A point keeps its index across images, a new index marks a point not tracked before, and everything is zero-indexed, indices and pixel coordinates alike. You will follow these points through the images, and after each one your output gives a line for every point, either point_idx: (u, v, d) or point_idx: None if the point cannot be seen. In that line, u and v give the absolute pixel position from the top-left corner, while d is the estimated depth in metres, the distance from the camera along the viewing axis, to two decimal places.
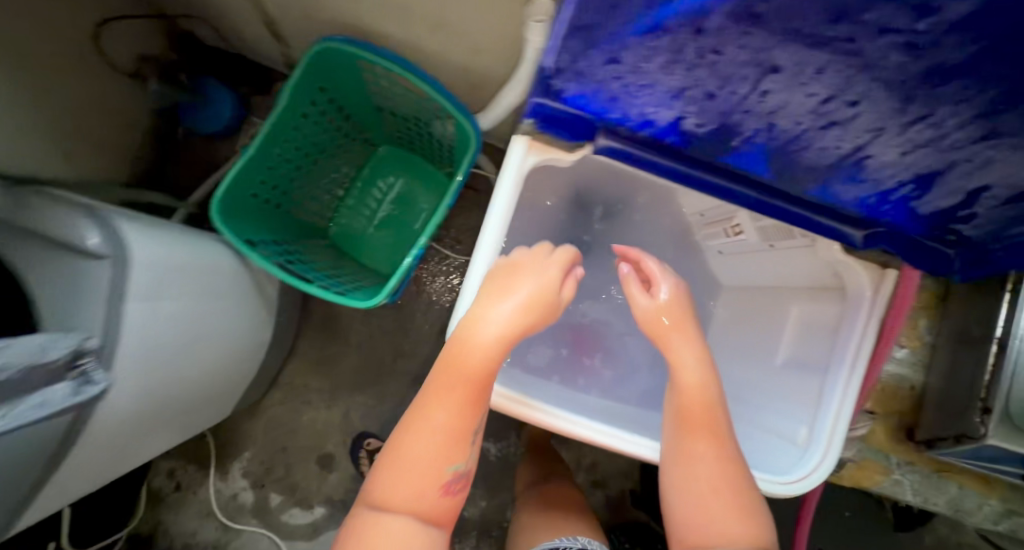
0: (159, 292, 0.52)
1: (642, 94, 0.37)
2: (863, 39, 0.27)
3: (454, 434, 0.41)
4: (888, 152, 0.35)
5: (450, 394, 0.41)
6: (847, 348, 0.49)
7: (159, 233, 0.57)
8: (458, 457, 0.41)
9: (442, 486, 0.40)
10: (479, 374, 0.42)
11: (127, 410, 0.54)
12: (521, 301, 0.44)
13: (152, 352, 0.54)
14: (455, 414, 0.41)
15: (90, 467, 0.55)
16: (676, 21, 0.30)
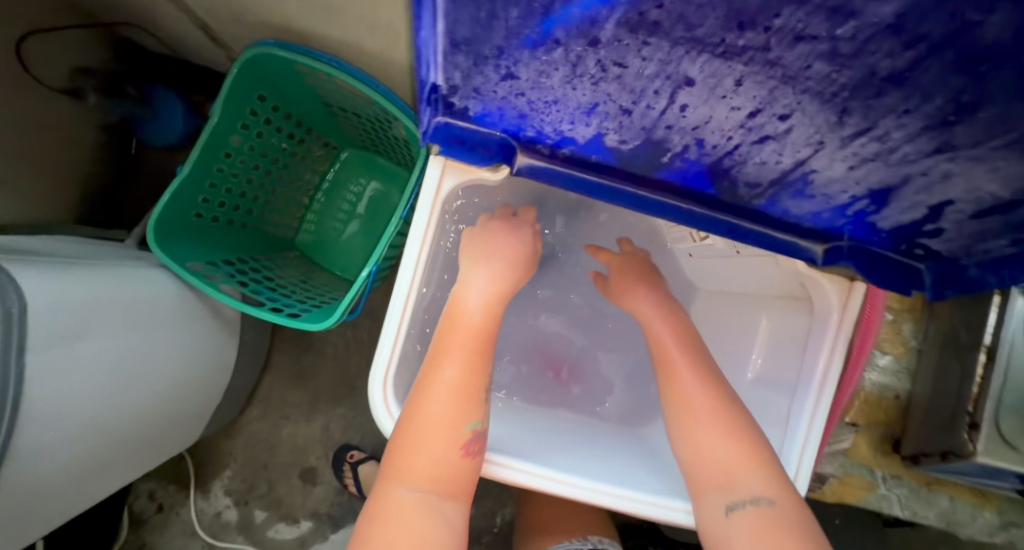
0: (63, 338, 0.49)
1: (551, 111, 0.32)
2: (780, 48, 0.23)
3: (463, 392, 0.39)
4: (833, 167, 0.30)
5: (455, 352, 0.41)
6: (814, 372, 0.44)
7: (71, 271, 0.54)
8: (474, 414, 0.39)
9: (464, 449, 0.38)
10: (479, 329, 0.42)
11: (63, 458, 0.53)
12: (508, 258, 0.46)
13: (76, 397, 0.52)
14: (464, 373, 0.40)
15: (40, 516, 0.54)
16: (565, 32, 0.25)
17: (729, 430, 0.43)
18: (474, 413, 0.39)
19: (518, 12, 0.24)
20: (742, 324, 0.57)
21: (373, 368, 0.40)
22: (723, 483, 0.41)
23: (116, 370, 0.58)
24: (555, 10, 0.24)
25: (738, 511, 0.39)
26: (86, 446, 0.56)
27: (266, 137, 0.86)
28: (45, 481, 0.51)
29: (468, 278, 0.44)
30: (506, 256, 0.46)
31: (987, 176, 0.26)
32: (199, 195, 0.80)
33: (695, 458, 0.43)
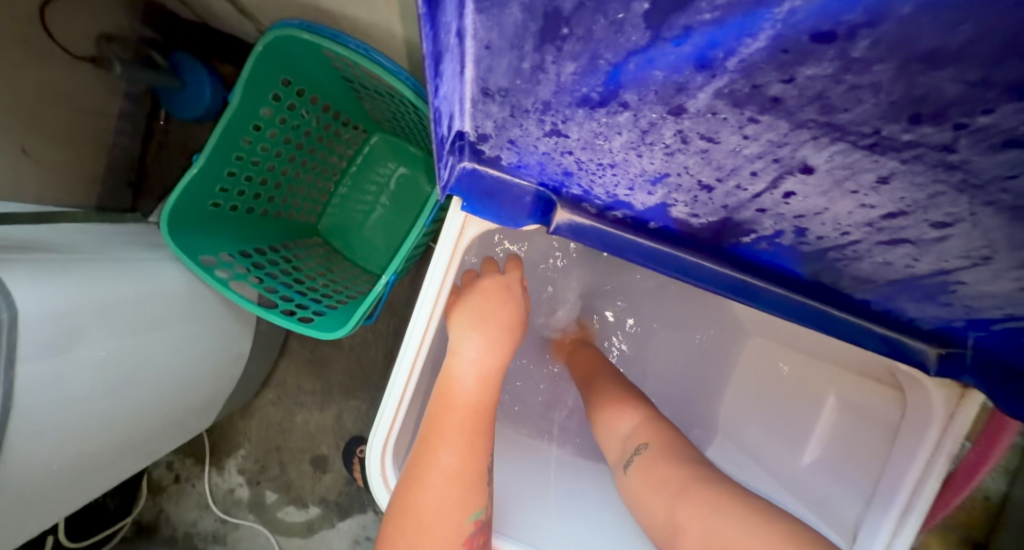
0: (42, 350, 0.47)
1: (604, 174, 0.25)
2: (969, 151, 0.15)
3: (464, 479, 0.35)
4: (993, 284, 0.22)
5: (455, 433, 0.36)
6: (901, 488, 0.36)
7: (61, 274, 0.51)
8: (475, 504, 0.35)
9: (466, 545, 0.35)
10: (480, 405, 0.38)
11: (49, 464, 0.52)
12: (505, 321, 0.41)
13: (58, 408, 0.50)
14: (461, 461, 0.36)
15: (35, 512, 0.54)
16: (639, 95, 0.18)
17: (612, 401, 0.48)
18: (475, 501, 0.35)
19: (575, 67, 0.17)
20: (806, 392, 0.48)
21: (372, 435, 0.36)
22: (621, 446, 0.44)
23: (121, 372, 0.58)
24: (629, 69, 0.17)
25: (631, 465, 0.42)
26: (89, 444, 0.57)
27: (289, 124, 0.81)
28: (43, 480, 0.52)
29: (461, 349, 0.39)
30: (504, 323, 0.41)
31: None
32: (216, 184, 0.76)
33: (607, 443, 0.47)
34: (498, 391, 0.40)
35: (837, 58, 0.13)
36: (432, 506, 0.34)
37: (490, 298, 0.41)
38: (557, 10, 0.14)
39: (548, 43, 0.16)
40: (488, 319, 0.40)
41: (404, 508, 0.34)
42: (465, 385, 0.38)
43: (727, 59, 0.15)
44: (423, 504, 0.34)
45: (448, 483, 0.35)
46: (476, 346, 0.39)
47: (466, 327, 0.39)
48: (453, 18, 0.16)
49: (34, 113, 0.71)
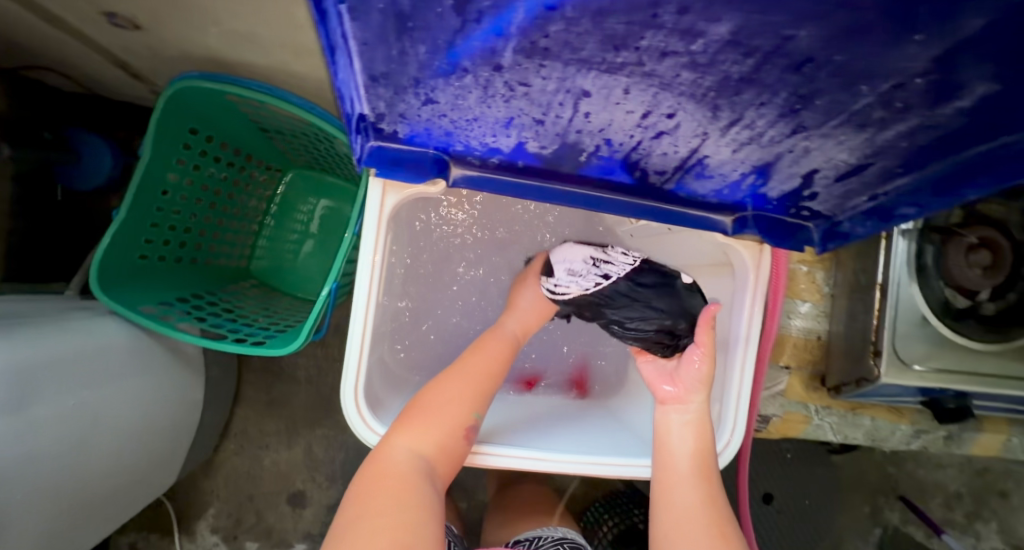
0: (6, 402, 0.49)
1: (473, 127, 0.35)
2: (651, 62, 0.27)
3: (480, 391, 0.50)
4: (720, 151, 0.35)
5: (481, 359, 0.53)
6: (741, 324, 0.50)
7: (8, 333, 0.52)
8: (482, 408, 0.49)
9: (464, 434, 0.47)
10: (503, 353, 0.55)
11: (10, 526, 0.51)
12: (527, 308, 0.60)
13: (19, 463, 0.51)
14: (485, 372, 0.52)
15: None
16: (471, 61, 0.29)
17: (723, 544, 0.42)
18: (483, 404, 0.49)
19: (425, 48, 0.27)
20: None
21: (344, 379, 0.45)
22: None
23: (78, 426, 0.58)
24: (458, 44, 0.27)
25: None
26: (46, 505, 0.56)
27: (204, 171, 0.84)
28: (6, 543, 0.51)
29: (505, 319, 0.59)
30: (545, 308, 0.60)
31: (837, 147, 0.32)
32: (141, 237, 0.78)
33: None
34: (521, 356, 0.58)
35: (561, 20, 0.24)
36: (453, 395, 0.48)
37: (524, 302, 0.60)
38: (402, 12, 0.24)
39: (404, 35, 0.26)
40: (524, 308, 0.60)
41: (438, 382, 0.50)
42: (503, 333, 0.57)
43: (509, 28, 0.26)
44: (448, 388, 0.49)
45: (471, 380, 0.50)
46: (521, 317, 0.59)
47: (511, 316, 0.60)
48: (339, 25, 0.25)
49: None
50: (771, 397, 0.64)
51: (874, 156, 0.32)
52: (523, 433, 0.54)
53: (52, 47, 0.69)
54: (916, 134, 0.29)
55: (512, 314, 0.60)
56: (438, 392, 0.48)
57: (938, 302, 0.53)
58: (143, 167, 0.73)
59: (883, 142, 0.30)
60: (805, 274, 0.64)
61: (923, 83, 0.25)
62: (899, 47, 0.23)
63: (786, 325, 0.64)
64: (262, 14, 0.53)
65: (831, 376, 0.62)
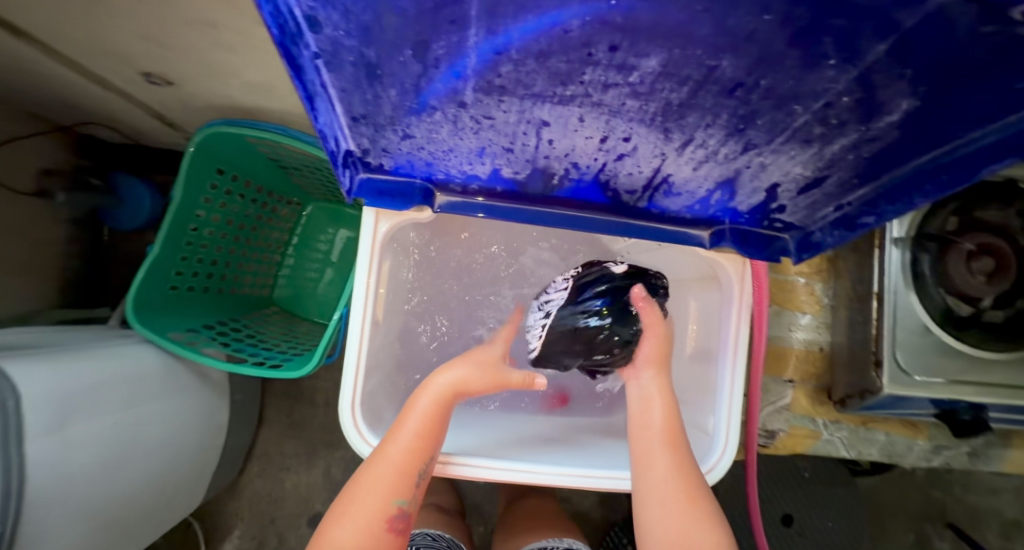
0: (64, 419, 0.55)
1: (450, 157, 0.39)
2: (598, 93, 0.30)
3: (403, 472, 0.46)
4: (681, 169, 0.37)
5: (404, 433, 0.47)
6: (727, 338, 0.51)
7: (60, 359, 0.58)
8: (407, 494, 0.46)
9: (387, 526, 0.45)
10: (434, 420, 0.48)
11: (63, 535, 0.56)
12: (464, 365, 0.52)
13: (73, 475, 0.56)
14: (406, 459, 0.46)
15: None
16: (438, 100, 0.32)
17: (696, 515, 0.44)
18: (408, 491, 0.46)
19: (396, 91, 0.31)
20: (675, 307, 0.63)
21: (341, 395, 0.48)
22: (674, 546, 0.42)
23: (118, 443, 0.63)
24: (423, 87, 0.30)
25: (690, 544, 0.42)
26: (93, 518, 0.60)
27: (228, 208, 0.91)
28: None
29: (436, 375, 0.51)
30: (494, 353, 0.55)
31: (791, 161, 0.34)
32: (172, 270, 0.84)
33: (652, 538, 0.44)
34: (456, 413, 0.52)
35: (509, 61, 0.27)
36: (373, 484, 0.45)
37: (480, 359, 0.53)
38: (371, 63, 0.28)
39: (375, 81, 0.30)
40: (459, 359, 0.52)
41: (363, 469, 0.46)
42: (426, 398, 0.49)
43: (466, 71, 0.29)
44: (370, 477, 0.45)
45: (391, 467, 0.46)
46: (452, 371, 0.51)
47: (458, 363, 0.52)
48: (318, 77, 0.29)
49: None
50: (776, 413, 0.64)
51: (827, 168, 0.34)
52: (520, 446, 0.56)
53: (101, 104, 0.78)
54: (859, 146, 0.31)
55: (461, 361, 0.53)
56: (355, 492, 0.45)
57: (937, 310, 0.52)
58: (174, 206, 0.80)
59: (832, 154, 0.33)
60: (803, 286, 0.66)
61: (850, 101, 0.27)
62: (816, 71, 0.25)
63: (787, 337, 0.65)
64: (274, 64, 0.59)
65: (836, 389, 0.62)
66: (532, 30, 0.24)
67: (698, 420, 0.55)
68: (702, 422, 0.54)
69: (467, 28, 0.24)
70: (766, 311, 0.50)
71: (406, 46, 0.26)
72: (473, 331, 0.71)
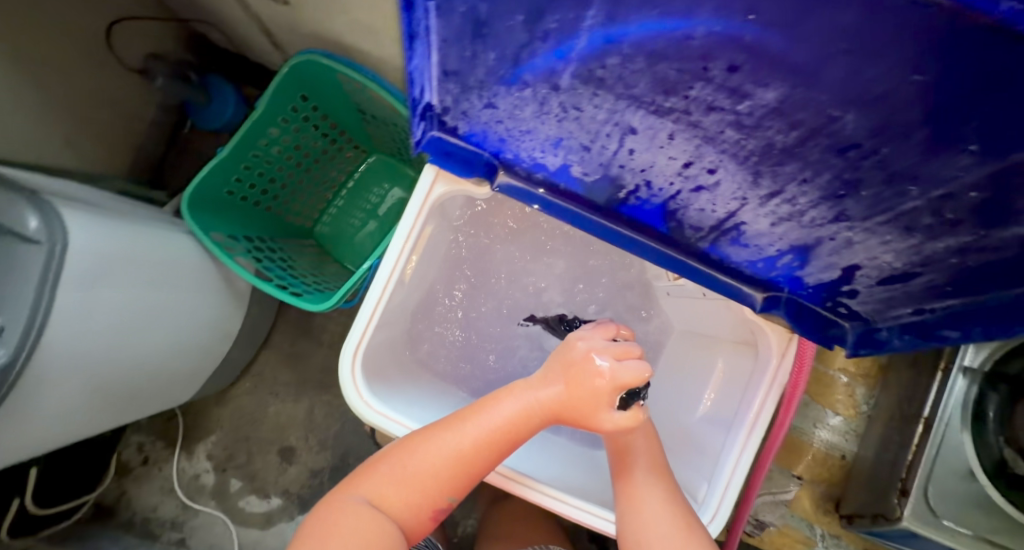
0: (97, 279, 0.56)
1: (525, 139, 0.38)
2: (697, 113, 0.28)
3: (461, 468, 0.44)
4: (758, 221, 0.35)
5: (480, 433, 0.45)
6: (748, 411, 0.48)
7: (110, 221, 0.59)
8: (459, 492, 0.46)
9: (432, 512, 0.46)
10: (514, 432, 0.45)
11: (62, 385, 0.57)
12: (562, 397, 0.43)
13: (87, 334, 0.57)
14: (470, 453, 0.44)
15: (34, 433, 0.59)
16: (533, 76, 0.31)
17: None
18: (460, 490, 0.46)
19: (495, 55, 0.30)
20: (701, 364, 0.60)
21: (347, 339, 0.47)
22: None
23: (134, 316, 0.65)
24: (523, 59, 0.30)
25: None
26: (88, 377, 0.62)
27: (301, 134, 0.94)
28: (51, 397, 0.57)
29: (535, 385, 0.45)
30: (582, 393, 0.42)
31: (882, 247, 0.31)
32: (233, 175, 0.88)
33: None
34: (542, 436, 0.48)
35: (618, 54, 0.26)
36: (428, 463, 0.45)
37: (580, 406, 0.43)
38: (479, 19, 0.27)
39: (478, 39, 0.29)
40: (556, 380, 0.44)
41: (424, 435, 0.46)
42: (511, 411, 0.45)
43: (570, 53, 0.28)
44: (427, 457, 0.45)
45: (452, 456, 0.44)
46: (545, 394, 0.44)
47: (561, 381, 0.44)
48: (424, 18, 0.28)
49: (80, 113, 0.81)
50: (770, 504, 0.61)
51: (921, 266, 0.31)
52: (545, 468, 0.55)
53: (219, 6, 0.82)
54: (968, 252, 0.28)
55: (555, 378, 0.44)
56: (410, 463, 0.45)
57: (990, 458, 0.47)
58: (253, 117, 0.83)
59: (931, 253, 0.30)
60: (843, 386, 0.61)
61: (975, 198, 0.24)
62: (948, 155, 0.22)
63: (810, 433, 0.61)
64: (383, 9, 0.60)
65: (847, 503, 0.58)
66: (665, 25, 0.22)
67: (690, 484, 0.51)
68: (694, 488, 0.50)
69: (587, 8, 0.23)
70: (801, 389, 0.47)
71: (520, 10, 0.25)
72: (487, 321, 0.70)
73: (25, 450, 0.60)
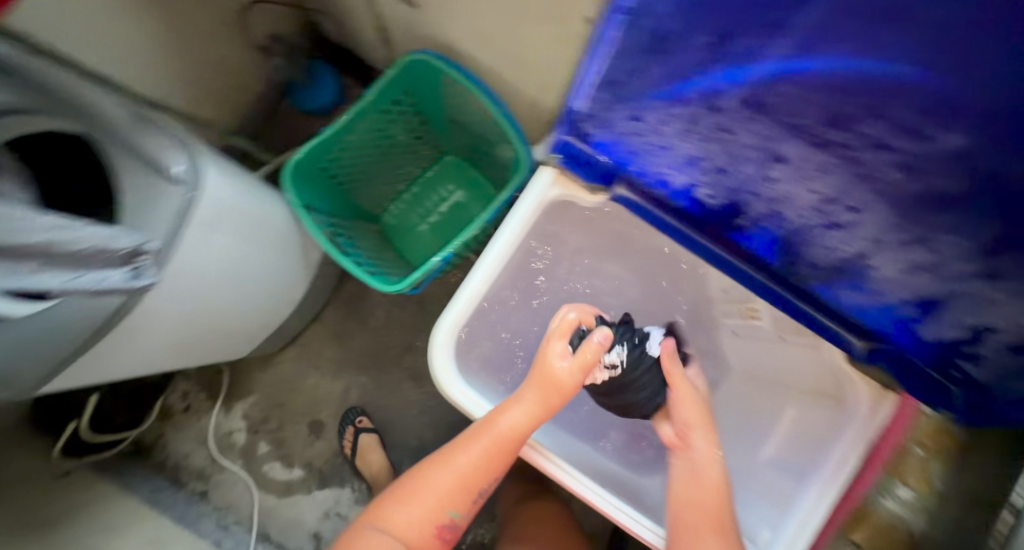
0: (213, 225, 0.59)
1: (660, 154, 0.39)
2: (862, 150, 0.28)
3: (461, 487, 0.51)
4: (888, 266, 0.35)
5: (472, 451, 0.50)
6: (826, 464, 0.49)
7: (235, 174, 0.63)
8: (461, 507, 0.53)
9: (439, 527, 0.52)
10: (506, 441, 0.49)
11: (163, 320, 0.61)
12: (537, 394, 0.48)
13: (192, 277, 0.60)
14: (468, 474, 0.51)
15: (124, 360, 0.62)
16: (695, 95, 0.33)
17: None
18: (461, 505, 0.52)
19: (666, 70, 0.32)
20: (765, 408, 0.58)
21: (444, 316, 0.50)
22: None
23: (234, 265, 0.68)
24: (691, 76, 0.31)
25: None
26: (181, 321, 0.65)
27: (394, 126, 0.99)
28: (147, 332, 0.60)
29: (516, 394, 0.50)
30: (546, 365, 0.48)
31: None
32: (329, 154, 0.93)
33: None
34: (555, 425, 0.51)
35: (795, 83, 0.27)
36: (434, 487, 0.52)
37: (547, 381, 0.48)
38: (664, 33, 0.29)
39: (656, 52, 0.31)
40: (530, 384, 0.49)
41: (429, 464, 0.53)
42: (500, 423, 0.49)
43: (745, 77, 0.29)
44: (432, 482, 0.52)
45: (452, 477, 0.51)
46: (524, 402, 0.48)
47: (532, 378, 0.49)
48: (613, 28, 0.31)
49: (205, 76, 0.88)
50: None
51: None
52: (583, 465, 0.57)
53: None
54: None
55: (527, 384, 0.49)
56: (417, 490, 0.52)
57: None
58: (360, 103, 0.89)
59: None
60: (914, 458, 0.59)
61: None
62: None
63: (875, 501, 0.62)
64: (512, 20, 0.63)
65: None
66: (859, 60, 0.23)
67: (750, 529, 0.50)
68: (754, 532, 0.50)
69: (782, 35, 0.25)
70: (897, 443, 0.47)
71: (716, 29, 0.27)
72: None
73: (114, 372, 0.65)
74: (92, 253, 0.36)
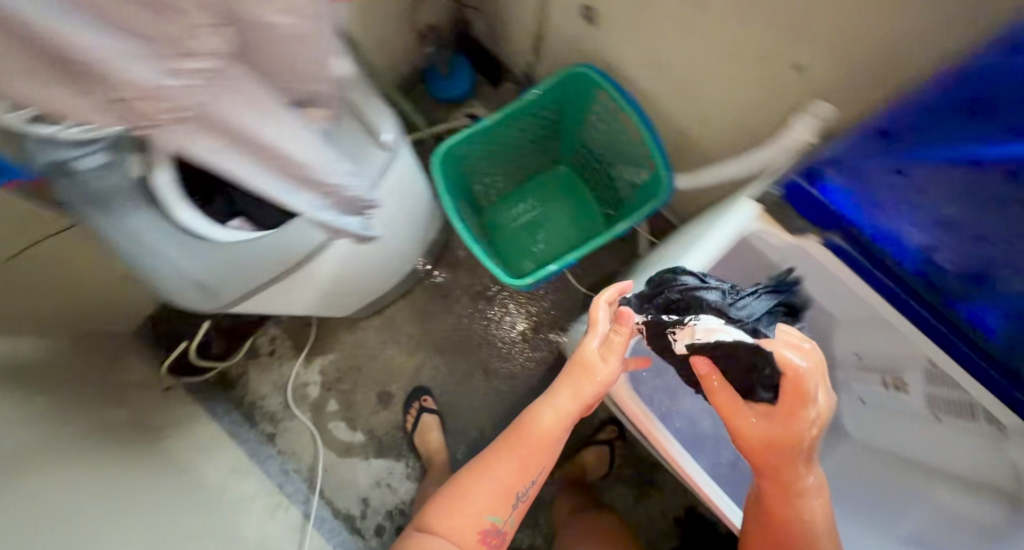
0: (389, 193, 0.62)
1: (912, 209, 0.44)
2: None
3: (500, 492, 0.56)
4: None
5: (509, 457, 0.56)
6: None
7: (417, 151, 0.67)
8: (501, 512, 0.57)
9: (485, 531, 0.57)
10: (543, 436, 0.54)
11: (328, 269, 0.66)
12: (573, 388, 0.52)
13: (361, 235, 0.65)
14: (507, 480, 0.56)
15: (289, 296, 0.69)
16: (989, 165, 0.35)
17: None
18: (500, 509, 0.57)
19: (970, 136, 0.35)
20: (906, 485, 0.61)
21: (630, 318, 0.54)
22: None
23: (391, 234, 0.72)
24: (991, 144, 0.34)
25: None
26: (338, 275, 0.71)
27: (531, 128, 0.99)
28: (309, 277, 0.65)
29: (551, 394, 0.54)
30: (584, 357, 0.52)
31: None
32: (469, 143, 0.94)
33: None
34: (594, 404, 0.55)
35: None
36: (475, 496, 0.56)
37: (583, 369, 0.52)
38: (984, 106, 0.32)
39: (965, 122, 0.34)
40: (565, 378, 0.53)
41: (470, 472, 0.58)
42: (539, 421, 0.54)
43: None
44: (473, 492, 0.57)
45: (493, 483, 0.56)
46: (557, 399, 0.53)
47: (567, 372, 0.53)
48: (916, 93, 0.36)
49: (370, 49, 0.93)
50: None
51: None
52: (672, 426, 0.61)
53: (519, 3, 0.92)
54: None
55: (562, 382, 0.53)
56: (457, 499, 0.57)
57: None
58: (519, 103, 0.89)
59: None
60: None
61: None
62: None
63: None
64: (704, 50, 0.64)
65: None
66: None
67: None
68: None
69: None
70: None
71: None
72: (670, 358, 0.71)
73: (279, 306, 0.72)
74: (345, 194, 0.42)
